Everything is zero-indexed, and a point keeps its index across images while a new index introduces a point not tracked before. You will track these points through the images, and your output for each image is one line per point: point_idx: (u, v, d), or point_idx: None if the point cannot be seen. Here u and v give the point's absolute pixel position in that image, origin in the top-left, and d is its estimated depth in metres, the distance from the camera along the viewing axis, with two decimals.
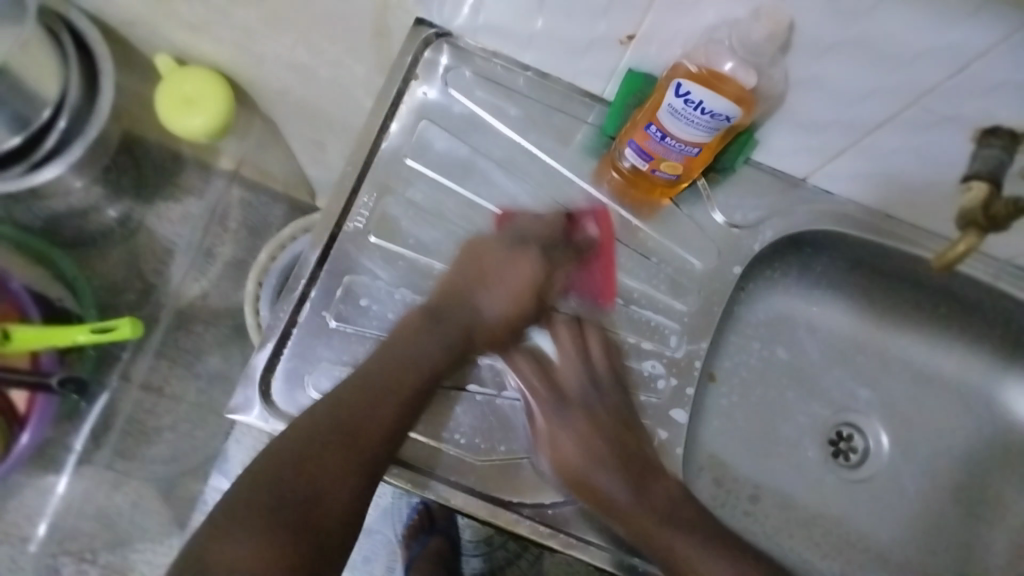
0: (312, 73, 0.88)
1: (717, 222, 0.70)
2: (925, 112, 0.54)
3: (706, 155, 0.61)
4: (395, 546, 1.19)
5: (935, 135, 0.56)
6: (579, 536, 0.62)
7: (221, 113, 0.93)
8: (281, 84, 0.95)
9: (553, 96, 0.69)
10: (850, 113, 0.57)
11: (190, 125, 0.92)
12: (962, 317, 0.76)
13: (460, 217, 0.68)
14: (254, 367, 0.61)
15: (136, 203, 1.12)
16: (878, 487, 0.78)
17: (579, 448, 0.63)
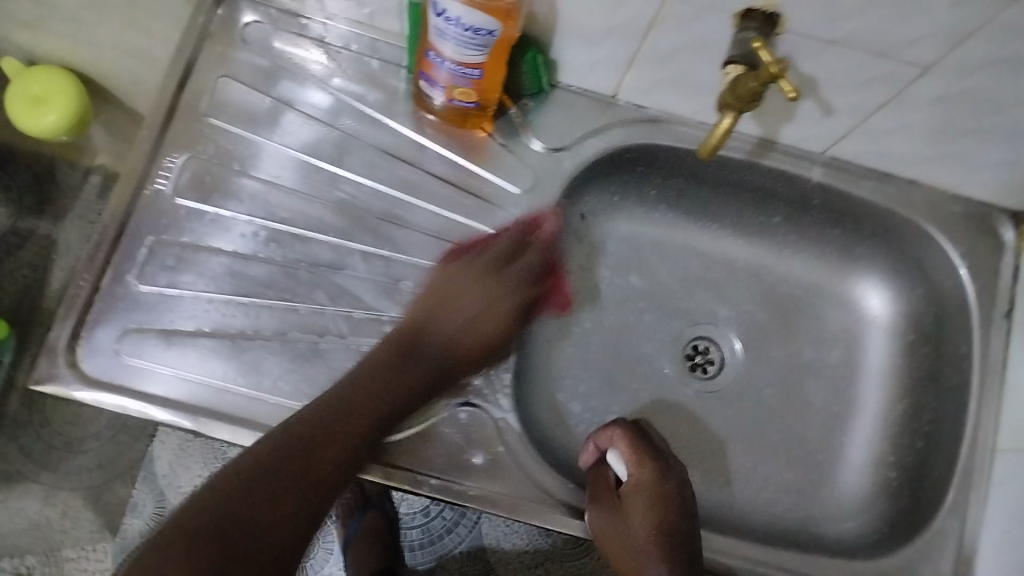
0: (145, 57, 0.88)
1: (535, 149, 0.71)
2: (680, 4, 0.56)
3: (491, 73, 0.62)
4: (330, 529, 1.10)
5: (700, 27, 0.58)
6: (413, 470, 0.62)
7: (74, 108, 0.91)
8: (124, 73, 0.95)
9: (356, 41, 0.70)
10: (619, 15, 0.59)
11: (42, 124, 0.90)
12: (791, 216, 0.78)
13: (269, 168, 0.67)
14: (55, 339, 0.60)
15: (43, 220, 1.11)
16: (736, 393, 0.79)
17: (636, 536, 0.60)
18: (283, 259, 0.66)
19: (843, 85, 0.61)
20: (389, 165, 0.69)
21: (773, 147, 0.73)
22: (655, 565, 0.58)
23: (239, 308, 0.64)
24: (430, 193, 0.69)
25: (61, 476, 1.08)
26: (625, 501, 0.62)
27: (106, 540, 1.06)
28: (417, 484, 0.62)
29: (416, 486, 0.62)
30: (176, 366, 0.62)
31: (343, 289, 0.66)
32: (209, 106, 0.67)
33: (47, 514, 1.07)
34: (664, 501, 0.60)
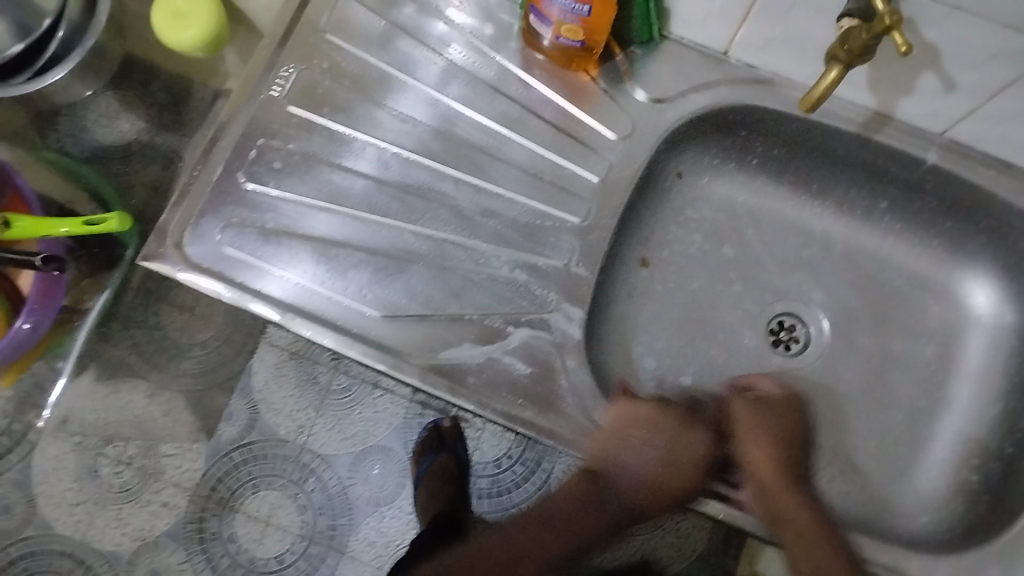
0: None
1: (638, 99, 0.70)
2: None
3: (600, 13, 0.62)
4: (406, 465, 1.12)
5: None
6: (479, 393, 0.63)
7: (213, 30, 0.87)
8: None
9: None
10: None
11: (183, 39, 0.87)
12: (900, 200, 0.75)
13: (378, 90, 0.70)
14: (165, 225, 0.64)
15: (163, 130, 1.07)
16: (818, 374, 0.77)
17: (752, 434, 0.68)
18: (379, 177, 0.69)
19: (968, 58, 0.58)
20: (493, 98, 0.70)
21: (888, 122, 0.70)
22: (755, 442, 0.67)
23: (333, 218, 0.67)
24: (529, 131, 0.70)
25: (165, 378, 1.12)
26: (735, 414, 0.70)
27: (201, 441, 1.11)
28: (482, 407, 0.63)
29: (480, 408, 0.63)
30: (271, 264, 0.65)
31: (435, 214, 0.69)
32: (328, 23, 0.70)
33: (152, 411, 1.11)
34: (775, 410, 0.71)
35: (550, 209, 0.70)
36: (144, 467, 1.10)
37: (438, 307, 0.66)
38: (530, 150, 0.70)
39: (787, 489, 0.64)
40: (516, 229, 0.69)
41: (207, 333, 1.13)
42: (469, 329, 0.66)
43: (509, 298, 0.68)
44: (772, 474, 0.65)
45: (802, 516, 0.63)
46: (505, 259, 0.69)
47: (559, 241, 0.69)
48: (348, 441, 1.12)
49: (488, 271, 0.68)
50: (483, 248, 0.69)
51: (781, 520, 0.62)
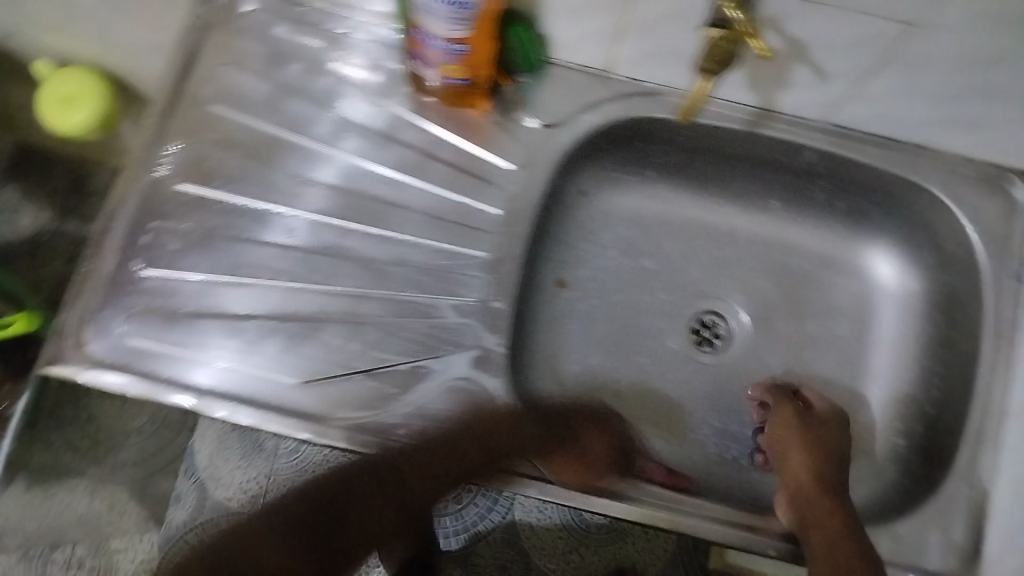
0: None
1: (532, 126, 0.72)
2: None
3: (478, 51, 0.63)
4: None
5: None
6: (404, 445, 0.63)
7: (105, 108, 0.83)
8: None
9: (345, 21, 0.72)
10: None
11: (73, 126, 0.83)
12: (799, 188, 0.78)
13: (272, 152, 0.69)
14: (69, 326, 0.63)
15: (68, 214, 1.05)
16: (748, 364, 0.80)
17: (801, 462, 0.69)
18: (280, 243, 0.68)
19: (835, 49, 0.60)
20: (385, 145, 0.71)
21: (774, 116, 0.72)
22: (795, 479, 0.68)
23: (239, 292, 0.66)
24: (429, 174, 0.71)
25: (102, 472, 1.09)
26: (770, 441, 0.73)
27: (150, 531, 1.08)
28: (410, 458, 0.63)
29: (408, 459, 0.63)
30: (179, 348, 0.64)
31: (340, 270, 0.68)
32: (211, 93, 0.70)
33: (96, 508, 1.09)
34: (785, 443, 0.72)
35: (456, 248, 0.70)
36: (94, 568, 1.08)
37: (353, 363, 0.65)
38: (431, 193, 0.71)
39: (827, 507, 0.64)
40: (421, 273, 0.69)
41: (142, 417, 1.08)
42: (387, 382, 0.65)
43: (423, 343, 0.67)
44: (821, 491, 0.66)
45: (828, 511, 0.64)
46: (417, 305, 0.68)
47: (469, 279, 0.70)
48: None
49: (398, 320, 0.67)
50: (392, 298, 0.68)
51: (809, 526, 0.63)
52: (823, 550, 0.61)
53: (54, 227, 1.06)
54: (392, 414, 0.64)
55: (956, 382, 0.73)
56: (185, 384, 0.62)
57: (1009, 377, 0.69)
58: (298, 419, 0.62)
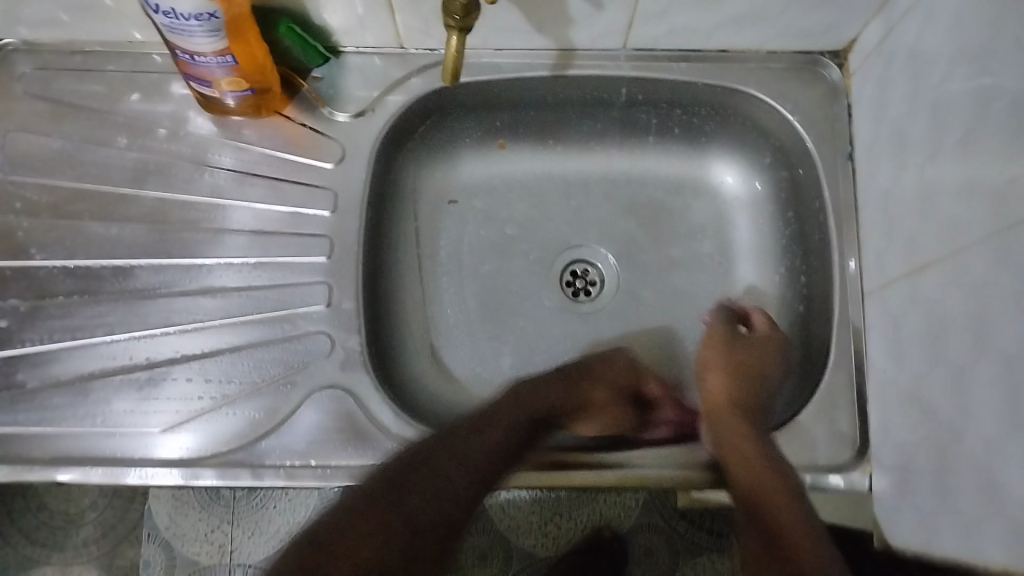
0: None
1: (341, 120, 0.70)
2: None
3: (248, 59, 0.62)
4: None
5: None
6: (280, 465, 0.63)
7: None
8: None
9: (127, 60, 0.70)
10: None
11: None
12: (630, 119, 0.78)
13: (84, 208, 0.68)
14: None
15: None
16: (623, 303, 0.80)
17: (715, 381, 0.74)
18: (115, 293, 0.67)
19: None
20: (196, 174, 0.69)
21: (576, 55, 0.72)
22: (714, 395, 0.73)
23: (81, 352, 0.65)
24: (248, 192, 0.69)
25: None
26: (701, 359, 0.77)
27: None
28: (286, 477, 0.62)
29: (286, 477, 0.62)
30: (29, 425, 0.63)
31: (182, 308, 0.67)
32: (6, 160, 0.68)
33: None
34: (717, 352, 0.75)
35: (295, 259, 0.69)
36: None
37: (211, 395, 0.65)
38: (258, 209, 0.69)
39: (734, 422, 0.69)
40: (265, 290, 0.68)
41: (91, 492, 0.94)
42: (253, 407, 0.64)
43: (278, 358, 0.66)
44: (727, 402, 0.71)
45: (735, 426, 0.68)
46: (269, 325, 0.67)
47: (312, 286, 0.68)
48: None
49: (249, 342, 0.67)
50: (239, 321, 0.67)
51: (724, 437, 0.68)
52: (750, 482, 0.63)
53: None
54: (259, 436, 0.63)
55: (816, 272, 0.73)
56: (44, 458, 0.62)
57: (858, 254, 0.70)
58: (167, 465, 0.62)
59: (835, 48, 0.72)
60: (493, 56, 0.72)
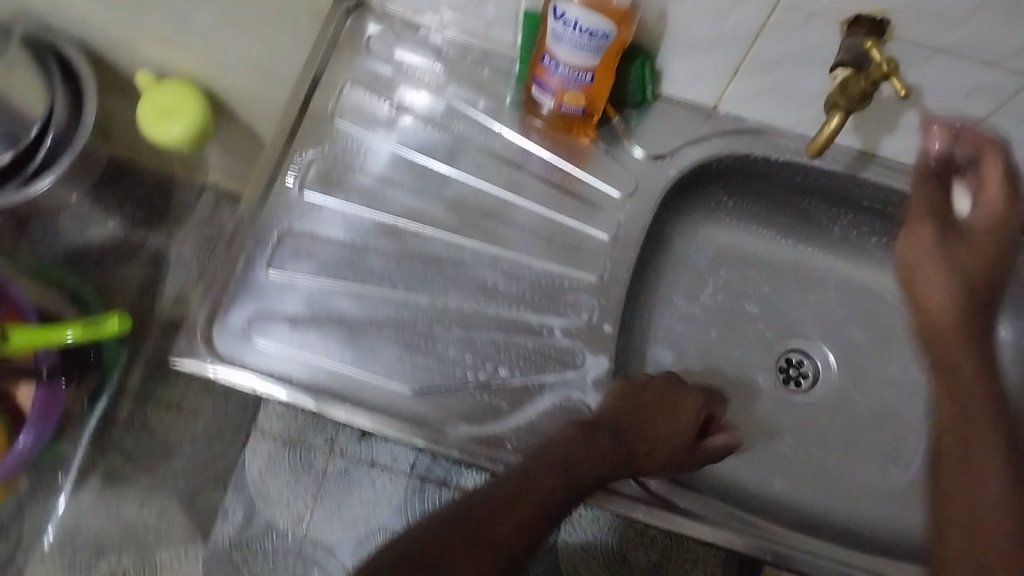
0: (231, 72, 0.93)
1: (637, 156, 0.73)
2: (788, 9, 0.57)
3: (603, 78, 0.65)
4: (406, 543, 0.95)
5: (798, 36, 0.60)
6: (493, 455, 0.64)
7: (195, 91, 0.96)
8: (236, 92, 0.98)
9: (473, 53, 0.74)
10: (726, 24, 0.61)
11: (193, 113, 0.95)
12: (894, 235, 0.78)
13: (383, 170, 0.71)
14: (234, 300, 0.67)
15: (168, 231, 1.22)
16: (831, 405, 0.79)
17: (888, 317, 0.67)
18: (403, 254, 0.70)
19: (967, 91, 0.60)
20: (507, 171, 0.73)
21: (872, 160, 0.73)
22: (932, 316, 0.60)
23: (358, 299, 0.68)
24: (536, 195, 0.73)
25: (160, 476, 1.08)
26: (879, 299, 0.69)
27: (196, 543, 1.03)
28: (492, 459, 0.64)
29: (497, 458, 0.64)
30: (284, 343, 0.66)
31: (471, 282, 0.70)
32: (336, 108, 0.72)
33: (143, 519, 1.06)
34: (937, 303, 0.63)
35: (566, 269, 0.71)
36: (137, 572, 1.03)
37: (469, 371, 0.68)
38: (553, 215, 0.72)
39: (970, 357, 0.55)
40: (547, 286, 0.71)
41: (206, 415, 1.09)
42: (500, 396, 0.67)
43: (533, 360, 0.69)
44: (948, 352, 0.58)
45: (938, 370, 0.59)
46: (514, 322, 0.70)
47: (578, 299, 0.71)
48: (352, 524, 0.97)
49: (511, 340, 0.69)
50: (506, 314, 0.70)
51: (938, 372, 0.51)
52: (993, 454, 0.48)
53: (125, 235, 1.21)
54: (499, 422, 0.65)
55: None
56: (303, 375, 0.65)
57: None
58: (376, 406, 0.65)
59: None
60: (794, 141, 0.73)
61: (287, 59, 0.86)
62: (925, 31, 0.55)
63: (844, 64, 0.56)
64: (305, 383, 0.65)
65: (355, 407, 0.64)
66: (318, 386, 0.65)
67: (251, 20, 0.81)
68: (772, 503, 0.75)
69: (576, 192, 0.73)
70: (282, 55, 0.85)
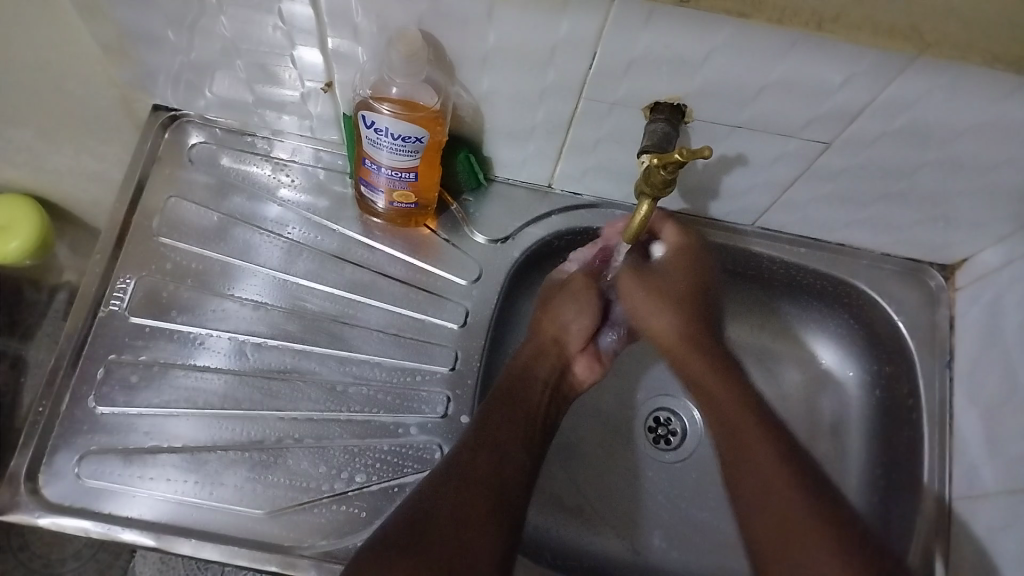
0: (64, 183, 0.89)
1: (478, 242, 0.73)
2: (592, 101, 0.58)
3: (426, 175, 0.65)
4: None
5: (607, 124, 0.61)
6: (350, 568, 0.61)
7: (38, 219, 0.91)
8: (73, 201, 0.94)
9: (306, 152, 0.73)
10: (537, 115, 0.61)
11: (14, 250, 0.90)
12: (741, 286, 0.81)
13: (219, 282, 0.69)
14: (64, 439, 0.63)
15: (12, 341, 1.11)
16: (701, 460, 0.80)
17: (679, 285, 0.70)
18: (245, 368, 0.67)
19: (774, 162, 0.62)
20: (349, 270, 0.71)
21: (705, 222, 0.74)
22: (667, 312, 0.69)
23: (200, 422, 0.65)
24: (381, 292, 0.71)
25: None
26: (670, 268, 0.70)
27: None
28: None
29: None
30: (120, 479, 0.62)
31: (319, 387, 0.68)
32: (161, 224, 0.70)
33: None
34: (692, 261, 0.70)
35: (417, 364, 0.70)
36: None
37: (321, 481, 0.64)
38: (399, 308, 0.71)
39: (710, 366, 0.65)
40: (398, 382, 0.69)
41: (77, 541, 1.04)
42: (358, 504, 0.64)
43: (391, 462, 0.66)
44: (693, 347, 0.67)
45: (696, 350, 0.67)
46: (367, 423, 0.67)
47: (431, 394, 0.69)
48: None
49: (363, 443, 0.67)
50: (357, 416, 0.67)
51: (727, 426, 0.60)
52: (754, 428, 0.59)
53: None
54: (358, 536, 0.62)
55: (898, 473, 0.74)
56: (144, 510, 0.62)
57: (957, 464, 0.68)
58: (223, 535, 0.61)
59: (942, 260, 0.73)
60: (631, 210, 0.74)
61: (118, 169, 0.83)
62: (722, 114, 0.57)
63: (646, 151, 0.55)
64: (146, 519, 0.61)
65: (199, 538, 0.61)
66: (161, 521, 0.61)
67: (72, 138, 0.77)
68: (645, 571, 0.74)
69: (421, 283, 0.72)
70: (112, 166, 0.82)
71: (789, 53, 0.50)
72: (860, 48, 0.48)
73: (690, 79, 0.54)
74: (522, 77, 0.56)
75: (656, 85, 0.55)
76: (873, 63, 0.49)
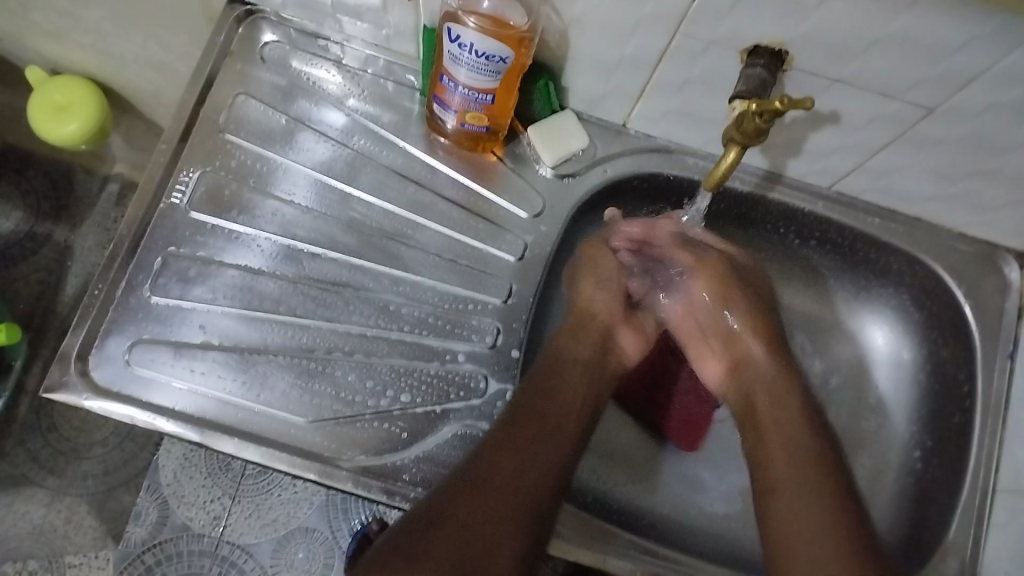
0: (126, 70, 0.88)
1: (545, 175, 0.71)
2: (688, 38, 0.55)
3: (503, 99, 0.63)
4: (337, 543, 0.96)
5: (699, 65, 0.58)
6: (385, 482, 0.61)
7: (95, 118, 0.90)
8: (132, 89, 0.93)
9: (379, 64, 0.72)
10: (627, 48, 0.59)
11: (62, 134, 0.89)
12: (801, 251, 0.78)
13: (280, 185, 0.68)
14: (116, 325, 0.63)
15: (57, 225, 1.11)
16: None
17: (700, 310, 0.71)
18: (299, 275, 0.67)
19: (865, 124, 0.60)
20: (410, 189, 0.70)
21: (780, 181, 0.72)
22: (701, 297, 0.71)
23: (252, 323, 0.65)
24: (440, 214, 0.70)
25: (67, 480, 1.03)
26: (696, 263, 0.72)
27: (109, 547, 0.99)
28: (387, 493, 0.61)
29: (390, 496, 0.61)
30: (168, 372, 0.62)
31: (370, 303, 0.67)
32: (227, 120, 0.69)
33: (52, 520, 1.01)
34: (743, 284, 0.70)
35: (470, 292, 0.69)
36: None
37: (365, 396, 0.64)
38: (457, 233, 0.70)
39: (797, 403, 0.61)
40: (451, 307, 0.69)
41: (108, 429, 1.04)
42: (400, 424, 0.64)
43: (436, 387, 0.66)
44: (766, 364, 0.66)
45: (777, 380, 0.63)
46: (416, 346, 0.67)
47: (481, 323, 0.69)
48: (269, 526, 0.97)
49: (410, 364, 0.66)
50: (408, 336, 0.67)
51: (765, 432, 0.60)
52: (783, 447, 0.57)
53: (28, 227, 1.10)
54: (398, 453, 0.62)
55: (945, 457, 0.72)
56: (189, 406, 0.62)
57: (1010, 455, 0.67)
58: (266, 440, 0.61)
59: (1019, 245, 0.71)
60: (702, 160, 0.72)
61: (183, 61, 0.82)
62: (822, 65, 0.54)
63: (740, 98, 0.54)
64: (190, 413, 0.61)
65: (241, 438, 0.61)
66: (205, 417, 0.61)
67: (141, 24, 0.76)
68: (672, 523, 0.74)
69: (481, 211, 0.71)
70: (178, 57, 0.81)
71: (909, 5, 0.47)
72: (990, 8, 0.45)
73: (797, 24, 0.51)
74: (620, 4, 0.54)
75: (760, 27, 0.52)
76: (999, 26, 0.47)
